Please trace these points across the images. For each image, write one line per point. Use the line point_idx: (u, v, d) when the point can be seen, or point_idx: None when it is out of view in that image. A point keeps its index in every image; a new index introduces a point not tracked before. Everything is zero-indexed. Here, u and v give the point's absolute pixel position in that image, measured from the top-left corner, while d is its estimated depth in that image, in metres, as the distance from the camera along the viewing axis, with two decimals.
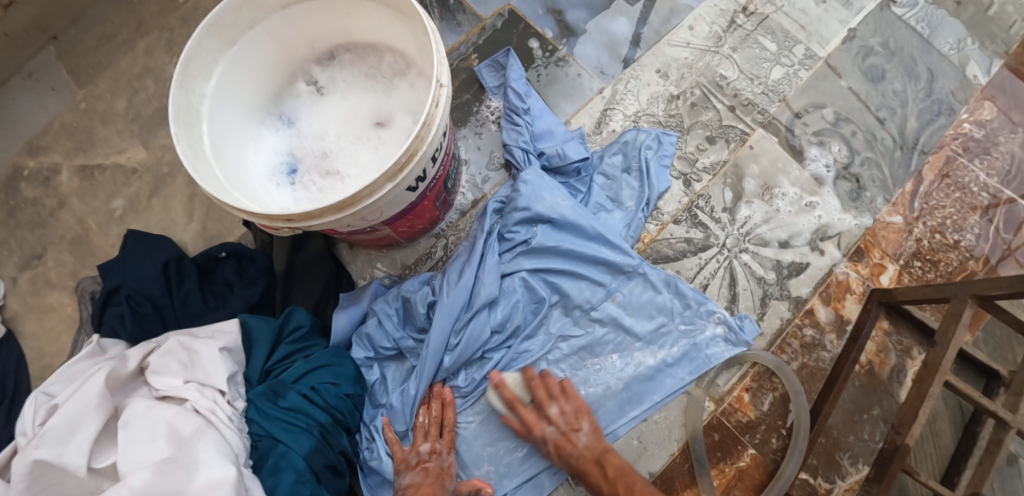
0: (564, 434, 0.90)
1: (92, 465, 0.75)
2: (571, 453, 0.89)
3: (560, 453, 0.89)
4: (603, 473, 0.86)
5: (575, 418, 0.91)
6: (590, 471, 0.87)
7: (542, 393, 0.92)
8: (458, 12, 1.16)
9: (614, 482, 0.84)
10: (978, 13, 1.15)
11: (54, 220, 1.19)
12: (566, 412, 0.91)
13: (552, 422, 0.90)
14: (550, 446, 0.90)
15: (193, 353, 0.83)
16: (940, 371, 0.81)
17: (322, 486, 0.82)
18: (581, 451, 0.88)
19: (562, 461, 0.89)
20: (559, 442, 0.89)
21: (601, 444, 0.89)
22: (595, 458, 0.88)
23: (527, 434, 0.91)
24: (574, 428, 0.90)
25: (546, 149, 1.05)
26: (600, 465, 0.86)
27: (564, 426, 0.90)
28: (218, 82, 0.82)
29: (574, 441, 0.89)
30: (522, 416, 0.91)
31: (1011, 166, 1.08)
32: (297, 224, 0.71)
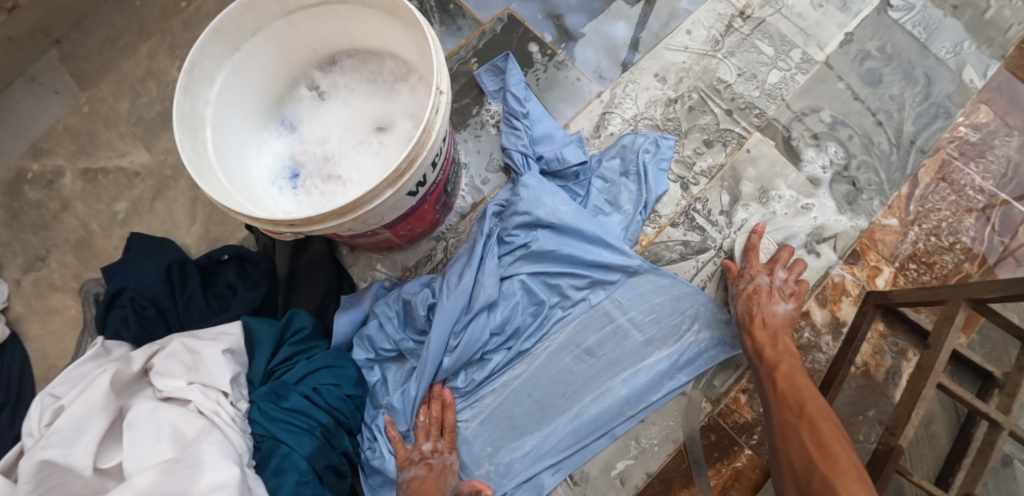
0: (768, 288, 0.97)
1: (98, 465, 0.76)
2: (763, 309, 0.95)
3: (751, 300, 0.96)
4: (769, 332, 0.93)
5: (790, 290, 0.97)
6: (757, 328, 0.94)
7: (784, 258, 1.00)
8: (459, 16, 1.17)
9: (780, 352, 0.91)
10: (975, 17, 1.16)
11: (58, 223, 1.20)
12: (787, 279, 0.98)
13: (774, 276, 0.99)
14: (747, 288, 0.98)
15: (197, 356, 0.84)
16: (933, 373, 0.82)
17: (324, 486, 0.84)
18: (767, 310, 0.95)
19: (745, 305, 0.97)
20: (756, 291, 0.97)
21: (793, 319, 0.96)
22: (784, 325, 0.94)
23: (741, 277, 1.00)
24: (779, 296, 0.97)
25: (545, 153, 1.07)
26: (769, 330, 0.93)
27: (778, 286, 0.98)
28: (220, 87, 0.83)
29: (773, 302, 0.96)
30: (747, 265, 1.01)
31: (1007, 169, 1.09)
32: (299, 229, 0.72)
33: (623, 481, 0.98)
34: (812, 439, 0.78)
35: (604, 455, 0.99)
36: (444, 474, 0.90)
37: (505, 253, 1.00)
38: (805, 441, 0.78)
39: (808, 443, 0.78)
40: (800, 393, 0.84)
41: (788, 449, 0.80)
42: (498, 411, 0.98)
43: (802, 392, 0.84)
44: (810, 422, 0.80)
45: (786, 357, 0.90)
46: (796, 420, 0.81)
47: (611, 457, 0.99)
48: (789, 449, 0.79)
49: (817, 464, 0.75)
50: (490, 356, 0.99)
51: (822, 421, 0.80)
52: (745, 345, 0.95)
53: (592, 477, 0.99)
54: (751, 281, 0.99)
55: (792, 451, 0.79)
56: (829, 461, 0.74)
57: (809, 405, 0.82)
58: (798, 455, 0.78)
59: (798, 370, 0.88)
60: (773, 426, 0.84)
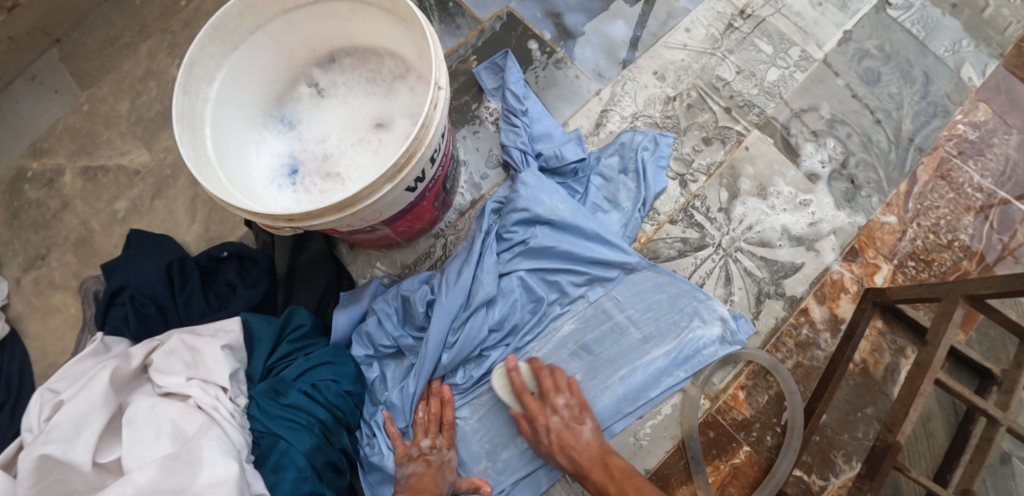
0: (565, 426, 0.89)
1: (97, 460, 0.77)
2: (576, 447, 0.88)
3: (564, 448, 0.88)
4: (605, 470, 0.85)
5: (580, 409, 0.90)
6: (592, 470, 0.86)
7: (548, 383, 0.92)
8: (458, 15, 1.18)
9: (620, 484, 0.83)
10: (974, 15, 1.16)
11: (58, 221, 1.20)
12: (569, 403, 0.91)
13: (557, 411, 0.90)
14: (551, 440, 0.89)
15: (196, 353, 0.85)
16: (931, 370, 0.83)
17: (323, 483, 0.83)
18: (582, 446, 0.87)
19: (566, 457, 0.88)
20: (560, 436, 0.89)
21: (601, 443, 0.88)
22: (598, 455, 0.87)
23: (533, 428, 0.91)
24: (577, 422, 0.89)
25: (544, 150, 1.07)
26: (602, 465, 0.86)
27: (566, 418, 0.90)
28: (220, 86, 0.84)
29: (578, 435, 0.88)
30: (528, 412, 0.91)
31: (1005, 167, 1.09)
32: (298, 224, 0.73)
33: None
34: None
35: None
36: (441, 470, 0.90)
37: (504, 250, 1.00)
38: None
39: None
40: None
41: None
42: (497, 408, 0.98)
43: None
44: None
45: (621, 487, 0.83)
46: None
47: None
48: None
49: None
50: (489, 353, 0.99)
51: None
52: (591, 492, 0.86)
53: None
54: (545, 428, 0.89)
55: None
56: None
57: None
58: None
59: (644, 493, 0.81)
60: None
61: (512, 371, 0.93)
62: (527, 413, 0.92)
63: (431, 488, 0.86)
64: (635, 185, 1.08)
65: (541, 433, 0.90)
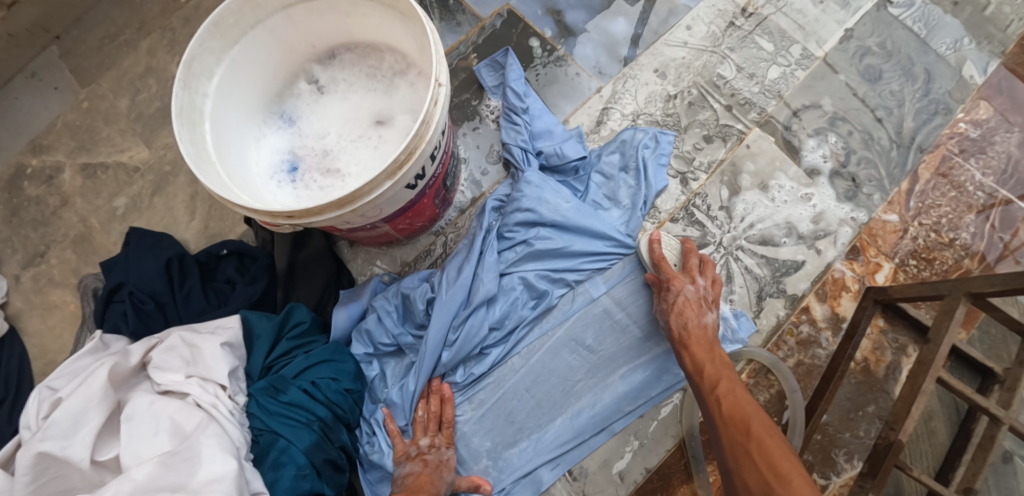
0: (696, 298, 0.93)
1: (95, 457, 0.76)
2: (694, 322, 0.91)
3: (681, 314, 0.92)
4: (706, 347, 0.89)
5: (712, 299, 0.94)
6: (695, 343, 0.89)
7: (695, 263, 0.97)
8: (458, 12, 1.17)
9: (719, 366, 0.86)
10: (975, 13, 1.16)
11: (57, 218, 1.20)
12: (708, 286, 0.95)
13: (697, 285, 0.94)
14: (674, 302, 0.93)
15: (195, 349, 0.84)
16: (933, 367, 0.82)
17: (322, 480, 0.83)
18: (697, 322, 0.91)
19: (677, 322, 0.92)
20: (685, 304, 0.92)
21: (714, 331, 0.91)
22: (707, 338, 0.90)
23: (665, 291, 0.94)
24: (706, 305, 0.93)
25: (545, 148, 1.06)
26: (707, 345, 0.88)
27: (700, 294, 0.93)
28: (220, 81, 0.83)
29: (701, 313, 0.92)
30: (664, 275, 0.95)
31: (1007, 165, 1.09)
32: (297, 220, 0.72)
33: (622, 477, 0.98)
34: (762, 460, 0.71)
35: (603, 451, 0.99)
36: (441, 469, 0.90)
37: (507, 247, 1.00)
38: (757, 463, 0.71)
39: (759, 463, 0.71)
40: (737, 416, 0.78)
41: (740, 471, 0.72)
42: (496, 407, 0.97)
43: (745, 406, 0.78)
44: (735, 428, 0.77)
45: (716, 365, 0.86)
46: (746, 440, 0.74)
47: (610, 453, 0.99)
48: (743, 471, 0.72)
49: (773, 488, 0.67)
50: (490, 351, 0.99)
51: (769, 437, 0.73)
52: (684, 362, 0.89)
53: (591, 472, 0.98)
54: (677, 292, 0.93)
55: (744, 471, 0.72)
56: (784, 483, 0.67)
57: (755, 424, 0.75)
58: (753, 477, 0.70)
59: (729, 372, 0.84)
60: (722, 448, 0.77)
61: (659, 246, 0.97)
62: (663, 276, 0.96)
63: (428, 487, 0.87)
64: (636, 183, 1.08)
65: (670, 293, 0.94)
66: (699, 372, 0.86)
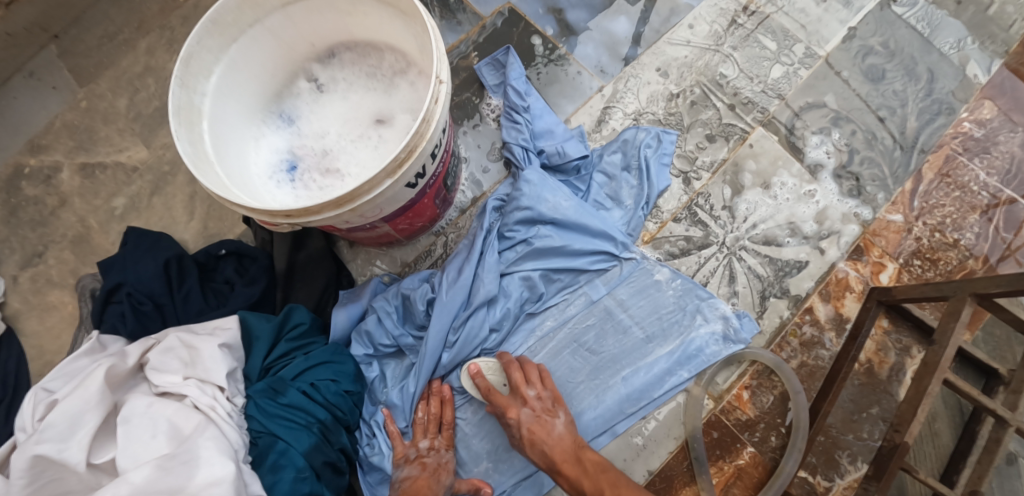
0: (536, 419, 0.88)
1: (92, 460, 0.75)
2: (550, 441, 0.86)
3: (534, 444, 0.86)
4: (577, 464, 0.84)
5: (552, 402, 0.90)
6: (563, 463, 0.84)
7: (519, 376, 0.91)
8: (459, 11, 1.17)
9: (594, 478, 0.82)
10: (978, 12, 1.15)
11: (55, 219, 1.19)
12: (540, 394, 0.90)
13: (529, 404, 0.89)
14: (522, 435, 0.87)
15: (193, 351, 0.84)
16: (939, 369, 0.81)
17: (322, 483, 0.83)
18: (555, 441, 0.86)
19: (535, 453, 0.86)
20: (531, 431, 0.87)
21: (573, 438, 0.87)
22: (571, 449, 0.86)
23: (507, 424, 0.89)
24: (548, 415, 0.89)
25: (546, 147, 1.06)
26: (574, 458, 0.84)
27: (539, 409, 0.89)
28: (219, 80, 0.83)
29: (549, 428, 0.87)
30: (498, 407, 0.90)
31: (1011, 165, 1.08)
32: (297, 220, 0.72)
33: None
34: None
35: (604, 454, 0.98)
36: (442, 471, 0.90)
37: (508, 248, 0.99)
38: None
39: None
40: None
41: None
42: None
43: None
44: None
45: (589, 482, 0.81)
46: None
47: (612, 456, 0.98)
48: None
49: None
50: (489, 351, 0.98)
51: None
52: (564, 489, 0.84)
53: None
54: (518, 424, 0.88)
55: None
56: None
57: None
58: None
59: (606, 483, 0.80)
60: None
61: (480, 376, 0.92)
62: (497, 407, 0.90)
63: (426, 490, 0.86)
64: (637, 185, 1.07)
65: (513, 425, 0.88)
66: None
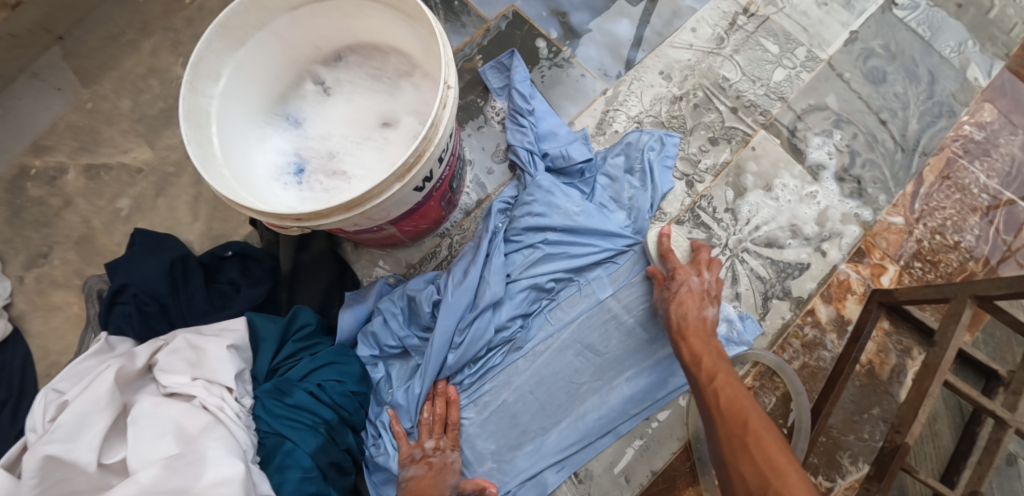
0: (694, 292, 0.93)
1: (102, 461, 0.76)
2: (694, 314, 0.91)
3: (682, 305, 0.92)
4: (704, 339, 0.89)
5: (714, 292, 0.94)
6: (692, 334, 0.90)
7: (704, 257, 0.97)
8: (463, 13, 1.17)
9: (716, 360, 0.85)
10: (979, 16, 1.16)
11: (60, 219, 1.20)
12: (712, 279, 0.95)
13: (700, 277, 0.95)
14: (677, 293, 0.93)
15: (200, 352, 0.84)
16: (940, 371, 0.82)
17: (327, 483, 0.83)
18: (698, 314, 0.91)
19: (677, 312, 0.92)
20: (686, 296, 0.93)
21: (714, 327, 0.91)
22: (706, 331, 0.90)
23: (668, 284, 0.95)
24: (706, 300, 0.93)
25: (550, 150, 1.06)
26: (704, 338, 0.89)
27: (704, 289, 0.94)
28: (225, 83, 0.83)
29: (702, 306, 0.92)
30: (670, 271, 0.96)
31: (1011, 168, 1.09)
32: (306, 223, 0.72)
33: (628, 479, 0.98)
34: (759, 453, 0.69)
35: (607, 454, 0.99)
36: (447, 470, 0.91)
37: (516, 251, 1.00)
38: (753, 455, 0.70)
39: (756, 456, 0.69)
40: (733, 409, 0.77)
41: (737, 462, 0.71)
42: (501, 409, 0.97)
43: (742, 400, 0.77)
44: (730, 420, 0.76)
45: (710, 358, 0.86)
46: (743, 431, 0.73)
47: (614, 456, 0.99)
48: (737, 462, 0.71)
49: (769, 482, 0.66)
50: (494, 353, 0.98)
51: (766, 432, 0.72)
52: (682, 354, 0.89)
53: (595, 475, 0.98)
54: (679, 286, 0.94)
55: (742, 464, 0.70)
56: (782, 481, 0.65)
57: (752, 419, 0.74)
58: (748, 469, 0.69)
59: (726, 365, 0.84)
60: (718, 437, 0.76)
61: (666, 240, 0.98)
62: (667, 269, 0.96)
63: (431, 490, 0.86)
64: (641, 188, 1.08)
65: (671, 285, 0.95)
66: (698, 366, 0.86)
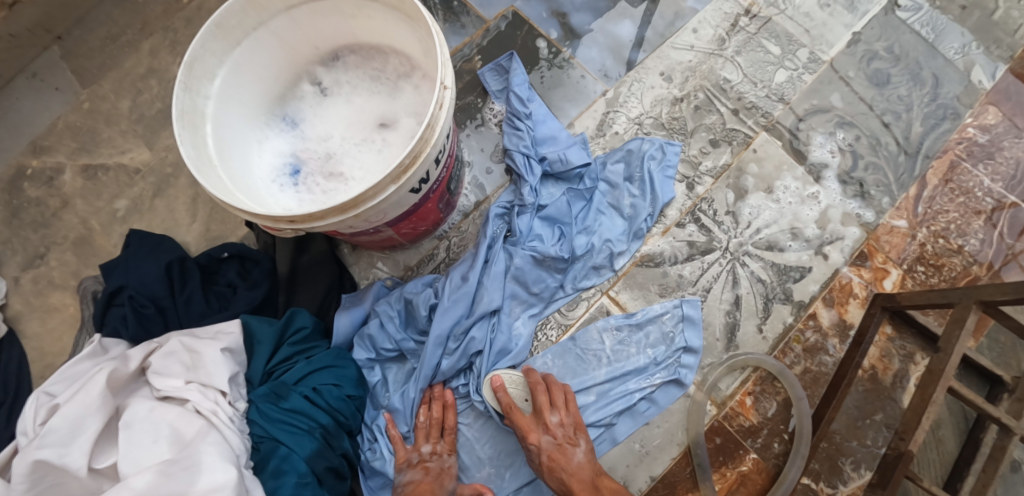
0: (557, 446, 0.88)
1: (94, 465, 0.75)
2: (569, 470, 0.87)
3: (554, 469, 0.87)
4: (595, 495, 0.85)
5: (574, 429, 0.90)
6: (579, 493, 0.85)
7: (543, 400, 0.91)
8: (463, 14, 1.17)
9: None
10: (984, 17, 1.15)
11: (57, 220, 1.20)
12: (562, 421, 0.90)
13: (552, 430, 0.89)
14: (544, 460, 0.87)
15: (195, 355, 0.83)
16: (944, 377, 0.81)
17: (324, 488, 0.82)
18: (573, 468, 0.87)
19: (556, 479, 0.87)
20: (551, 457, 0.87)
21: (592, 465, 0.88)
22: (591, 478, 0.87)
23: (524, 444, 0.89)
24: (570, 443, 0.89)
25: (548, 154, 1.05)
26: (592, 488, 0.85)
27: (561, 438, 0.89)
28: (222, 83, 0.82)
29: (569, 457, 0.88)
30: (514, 424, 0.90)
31: (1016, 171, 1.08)
32: (300, 225, 0.71)
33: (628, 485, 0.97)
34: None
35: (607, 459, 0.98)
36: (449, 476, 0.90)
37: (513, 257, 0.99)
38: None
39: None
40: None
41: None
42: (497, 413, 0.97)
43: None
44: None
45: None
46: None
47: (614, 461, 0.98)
48: None
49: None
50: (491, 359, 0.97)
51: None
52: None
53: None
54: (540, 449, 0.88)
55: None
56: None
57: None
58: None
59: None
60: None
61: (503, 391, 0.91)
62: (518, 428, 0.90)
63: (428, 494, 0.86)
64: (641, 191, 1.07)
65: (532, 450, 0.89)
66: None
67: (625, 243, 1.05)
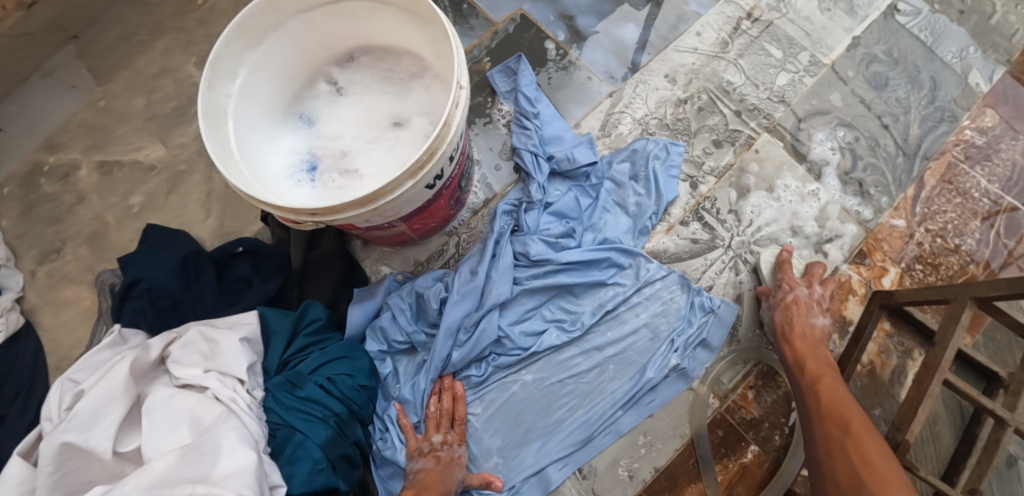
0: (809, 302, 0.99)
1: (118, 449, 0.78)
2: (802, 320, 0.98)
3: (789, 309, 0.99)
4: (810, 344, 0.95)
5: (824, 306, 1.00)
6: (797, 338, 0.96)
7: (818, 272, 1.03)
8: (472, 16, 1.20)
9: (821, 364, 0.92)
10: (981, 22, 1.18)
11: (72, 215, 1.22)
12: (824, 294, 1.01)
13: (811, 289, 1.01)
14: (787, 298, 1.00)
15: (214, 345, 0.86)
16: (939, 371, 0.83)
17: (337, 475, 0.85)
18: (806, 321, 0.98)
19: (784, 316, 0.99)
20: (795, 302, 0.99)
21: (822, 332, 0.97)
22: (817, 338, 0.96)
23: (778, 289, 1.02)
24: (818, 311, 0.99)
25: (555, 153, 1.08)
26: (808, 342, 0.95)
27: (816, 301, 1.00)
28: (242, 82, 0.85)
29: (810, 314, 0.98)
30: (783, 281, 1.03)
31: (1012, 173, 1.10)
32: (321, 218, 0.74)
33: (631, 476, 0.99)
34: (858, 457, 0.77)
35: (611, 450, 1.00)
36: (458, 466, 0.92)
37: (521, 254, 1.01)
38: (851, 457, 0.78)
39: (855, 459, 0.77)
40: (835, 413, 0.84)
41: (832, 463, 0.80)
42: (507, 406, 0.98)
43: (842, 404, 0.85)
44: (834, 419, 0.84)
45: (816, 363, 0.93)
46: (842, 435, 0.81)
47: (619, 452, 1.00)
48: (834, 462, 0.79)
49: (864, 477, 0.75)
50: (498, 358, 0.99)
51: (867, 437, 0.79)
52: (786, 355, 0.96)
53: (598, 472, 0.99)
54: (790, 292, 1.01)
55: (838, 465, 0.79)
56: (878, 480, 0.74)
57: (854, 423, 0.82)
58: (844, 468, 0.78)
59: (826, 371, 0.91)
60: (815, 438, 0.84)
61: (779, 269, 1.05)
62: (785, 276, 1.03)
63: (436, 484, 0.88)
64: (646, 191, 1.09)
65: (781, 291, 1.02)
66: (802, 366, 0.93)
67: (630, 241, 1.07)
